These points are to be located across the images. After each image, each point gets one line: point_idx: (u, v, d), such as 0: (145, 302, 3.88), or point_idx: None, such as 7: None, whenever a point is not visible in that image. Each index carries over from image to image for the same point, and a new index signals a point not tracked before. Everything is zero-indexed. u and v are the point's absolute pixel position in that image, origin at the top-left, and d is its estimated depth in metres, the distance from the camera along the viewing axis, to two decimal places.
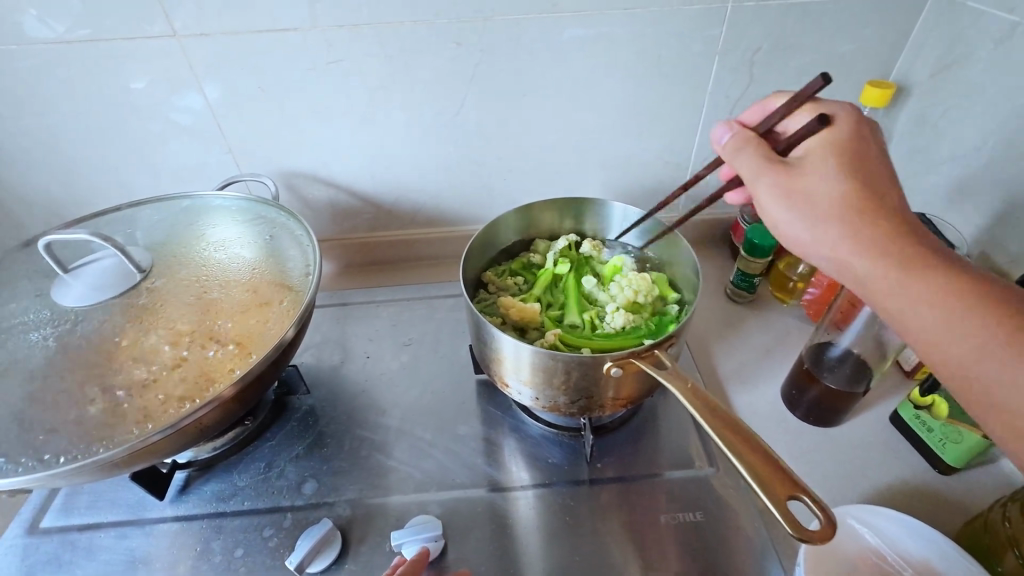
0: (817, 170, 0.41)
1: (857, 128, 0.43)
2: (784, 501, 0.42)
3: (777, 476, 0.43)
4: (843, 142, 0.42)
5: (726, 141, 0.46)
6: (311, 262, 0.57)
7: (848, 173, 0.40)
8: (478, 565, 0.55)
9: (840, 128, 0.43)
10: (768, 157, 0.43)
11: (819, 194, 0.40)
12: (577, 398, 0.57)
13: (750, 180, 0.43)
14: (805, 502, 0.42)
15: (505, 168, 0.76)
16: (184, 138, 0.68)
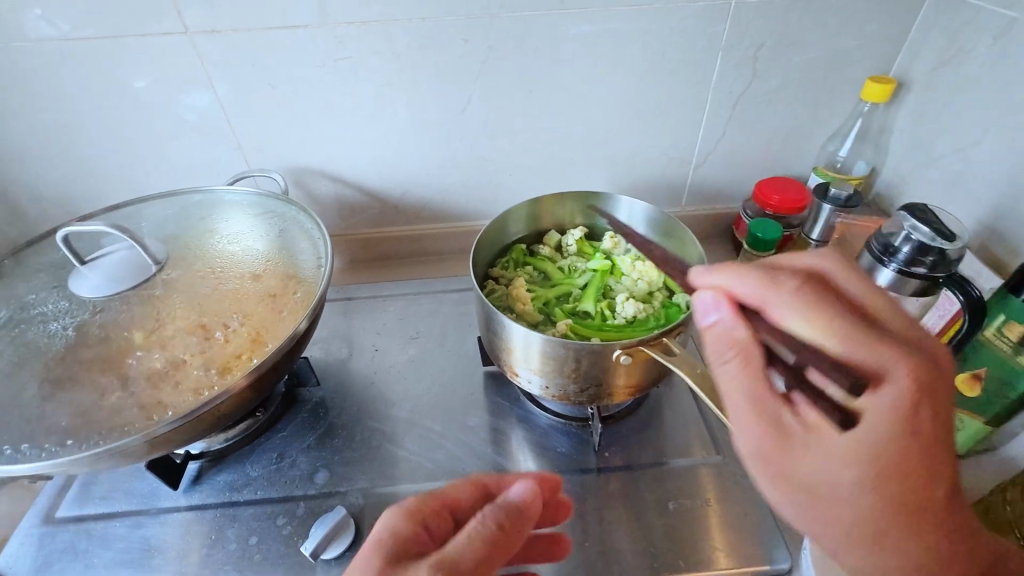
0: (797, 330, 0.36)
1: (914, 348, 0.34)
2: None
3: None
4: (868, 347, 0.33)
5: (713, 321, 0.38)
6: (322, 257, 0.59)
7: (872, 477, 0.32)
8: None
9: (889, 384, 0.32)
10: (754, 375, 0.35)
11: (836, 441, 0.32)
12: (586, 391, 0.54)
13: (729, 391, 0.36)
14: None
15: (510, 164, 0.81)
16: (194, 134, 0.73)
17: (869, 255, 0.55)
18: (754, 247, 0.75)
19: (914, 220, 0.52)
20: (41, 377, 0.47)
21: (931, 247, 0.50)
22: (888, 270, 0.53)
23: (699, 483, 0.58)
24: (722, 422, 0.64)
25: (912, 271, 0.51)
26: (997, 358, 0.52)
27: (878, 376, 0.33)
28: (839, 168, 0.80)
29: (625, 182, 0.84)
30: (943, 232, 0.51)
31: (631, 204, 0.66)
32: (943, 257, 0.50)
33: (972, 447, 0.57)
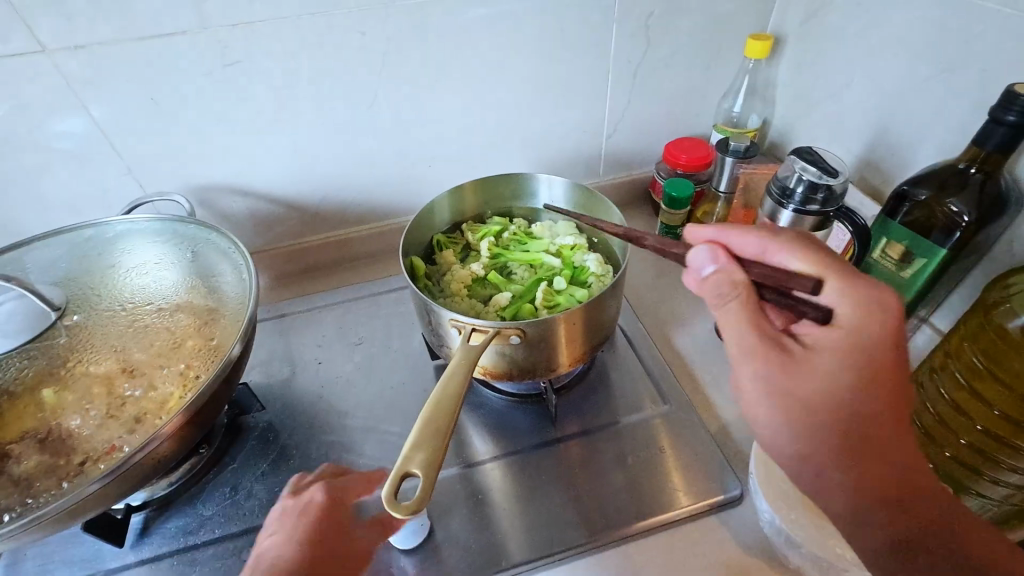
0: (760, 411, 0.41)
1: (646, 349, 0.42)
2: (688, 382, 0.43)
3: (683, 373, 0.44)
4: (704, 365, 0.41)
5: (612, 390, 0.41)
6: (245, 276, 0.55)
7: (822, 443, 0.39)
8: (467, 541, 0.55)
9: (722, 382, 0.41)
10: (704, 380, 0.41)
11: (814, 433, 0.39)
12: (535, 368, 0.55)
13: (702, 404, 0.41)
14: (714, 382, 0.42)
15: (429, 156, 0.80)
16: (74, 164, 0.67)
17: (772, 200, 0.60)
18: (670, 207, 0.79)
19: (803, 163, 0.58)
20: None
21: (820, 184, 0.56)
22: (788, 212, 0.58)
23: (652, 433, 0.62)
24: (664, 373, 0.68)
25: (808, 210, 0.57)
26: (883, 276, 0.59)
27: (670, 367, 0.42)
28: (736, 122, 0.86)
29: (544, 160, 0.86)
30: (828, 170, 0.57)
31: (552, 180, 0.67)
32: (831, 193, 0.56)
33: None
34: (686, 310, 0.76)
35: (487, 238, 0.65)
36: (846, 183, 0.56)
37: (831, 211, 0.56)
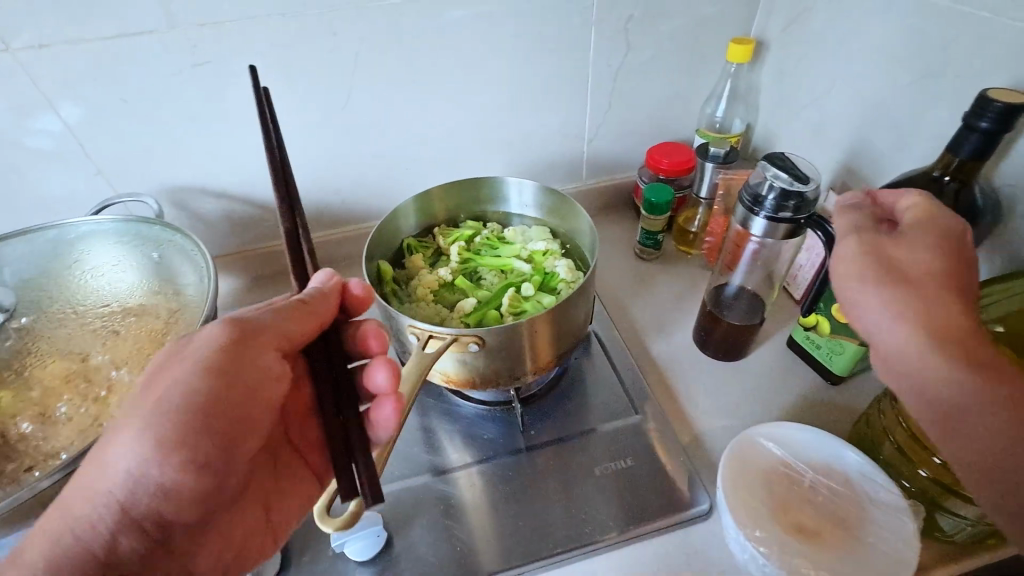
0: (869, 313, 0.38)
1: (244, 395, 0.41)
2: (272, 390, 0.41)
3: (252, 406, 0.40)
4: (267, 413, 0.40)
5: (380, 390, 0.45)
6: (204, 280, 0.54)
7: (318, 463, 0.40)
8: (427, 553, 0.53)
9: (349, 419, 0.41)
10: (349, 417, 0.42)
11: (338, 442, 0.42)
12: (498, 377, 0.54)
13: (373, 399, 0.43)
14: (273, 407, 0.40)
15: (405, 160, 0.79)
16: (43, 164, 0.66)
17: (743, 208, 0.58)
18: (650, 213, 0.78)
19: (775, 169, 0.56)
20: None
21: (791, 192, 0.54)
22: (759, 220, 0.56)
23: (620, 443, 0.61)
24: (637, 382, 0.66)
25: (778, 218, 0.55)
26: None
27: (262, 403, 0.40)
28: (719, 128, 0.84)
29: (524, 165, 0.85)
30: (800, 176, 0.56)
31: (524, 183, 0.65)
32: (803, 201, 0.54)
33: (855, 367, 0.63)
34: (663, 317, 0.75)
35: (457, 242, 0.64)
36: (817, 189, 0.54)
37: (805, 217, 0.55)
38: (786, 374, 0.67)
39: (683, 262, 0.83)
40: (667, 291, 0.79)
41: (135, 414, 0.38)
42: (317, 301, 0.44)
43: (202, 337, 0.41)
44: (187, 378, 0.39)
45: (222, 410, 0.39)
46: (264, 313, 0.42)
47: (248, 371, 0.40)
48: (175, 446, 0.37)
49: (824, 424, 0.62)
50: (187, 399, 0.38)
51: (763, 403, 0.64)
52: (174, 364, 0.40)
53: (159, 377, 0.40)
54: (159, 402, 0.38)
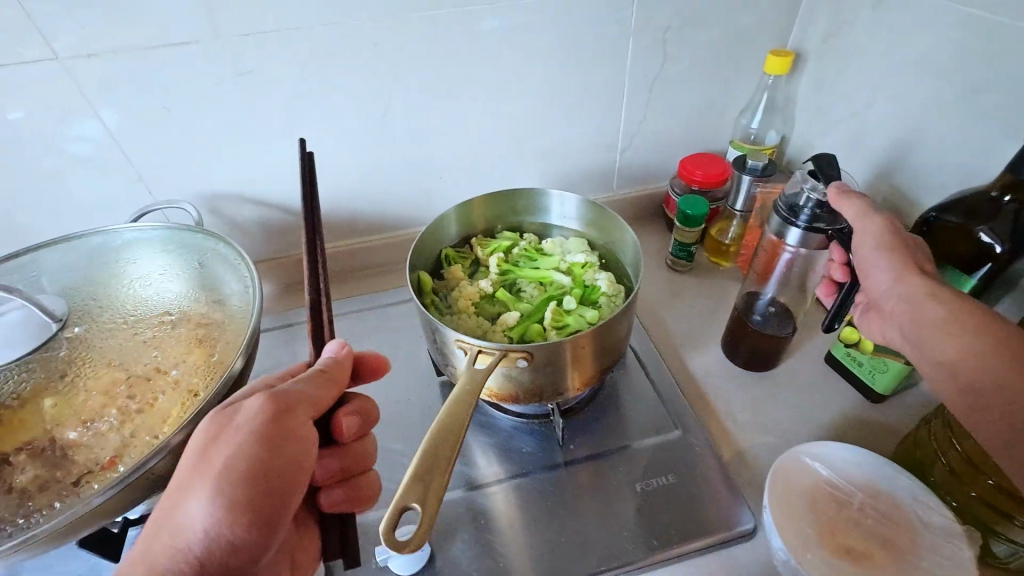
0: (874, 272, 0.48)
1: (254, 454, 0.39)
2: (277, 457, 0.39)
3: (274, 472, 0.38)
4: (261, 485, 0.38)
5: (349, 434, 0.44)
6: (249, 289, 0.55)
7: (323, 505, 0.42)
8: (468, 568, 0.53)
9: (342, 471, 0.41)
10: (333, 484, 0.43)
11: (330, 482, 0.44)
12: (543, 392, 0.53)
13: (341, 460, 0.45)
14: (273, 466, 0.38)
15: (440, 169, 0.79)
16: (86, 171, 0.67)
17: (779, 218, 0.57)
18: (685, 225, 0.78)
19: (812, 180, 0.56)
20: None
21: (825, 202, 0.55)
22: (796, 229, 0.56)
23: (659, 459, 0.60)
24: (674, 397, 0.66)
25: (817, 227, 0.54)
26: None
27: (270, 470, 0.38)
28: (754, 139, 0.84)
29: (557, 174, 0.85)
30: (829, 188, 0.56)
31: (564, 196, 0.65)
32: (838, 213, 0.54)
33: (897, 386, 0.62)
34: (698, 331, 0.74)
35: (497, 253, 0.64)
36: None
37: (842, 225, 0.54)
38: (826, 391, 0.66)
39: (715, 274, 0.82)
40: (701, 304, 0.78)
41: (194, 492, 0.38)
42: (335, 369, 0.42)
43: (249, 409, 0.40)
44: (239, 453, 0.38)
45: (272, 482, 0.38)
46: (296, 385, 0.41)
47: (293, 448, 0.39)
48: (235, 516, 0.37)
49: (866, 444, 0.61)
50: (239, 473, 0.38)
51: (803, 420, 0.63)
52: (223, 442, 0.39)
53: (210, 456, 0.39)
54: (217, 480, 0.38)
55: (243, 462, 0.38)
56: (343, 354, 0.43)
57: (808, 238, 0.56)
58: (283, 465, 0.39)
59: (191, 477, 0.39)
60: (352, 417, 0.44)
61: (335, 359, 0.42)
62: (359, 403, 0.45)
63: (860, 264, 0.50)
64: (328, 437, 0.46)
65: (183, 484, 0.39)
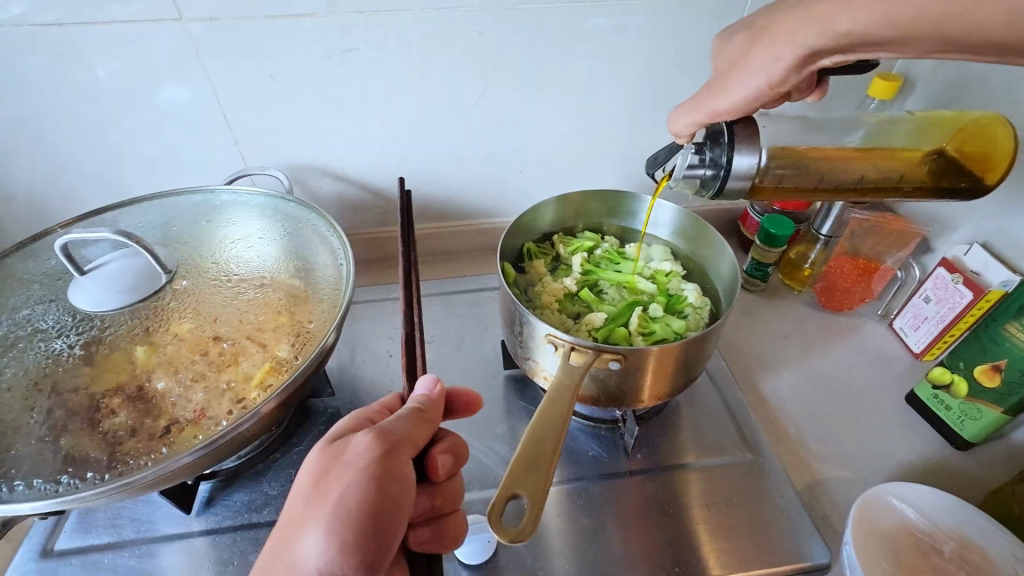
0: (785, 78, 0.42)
1: (358, 495, 0.36)
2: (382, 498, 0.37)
3: (378, 517, 0.36)
4: (367, 530, 0.36)
5: (444, 474, 0.43)
6: (342, 263, 0.55)
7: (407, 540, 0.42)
8: (531, 567, 0.52)
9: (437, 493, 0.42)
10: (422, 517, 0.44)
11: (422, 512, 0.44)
12: (623, 397, 0.53)
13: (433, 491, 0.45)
14: (379, 510, 0.37)
15: (522, 162, 0.79)
16: (186, 130, 0.68)
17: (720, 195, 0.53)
18: (767, 244, 0.76)
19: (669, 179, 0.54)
20: (57, 406, 0.45)
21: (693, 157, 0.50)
22: (735, 174, 0.50)
23: (727, 481, 0.59)
24: (746, 419, 0.64)
25: (728, 157, 0.49)
26: (1019, 352, 0.53)
27: (377, 513, 0.36)
28: None
29: (635, 179, 0.84)
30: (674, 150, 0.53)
31: (658, 203, 0.64)
32: (713, 138, 0.50)
33: (988, 434, 0.59)
34: (772, 353, 0.72)
35: (580, 253, 0.64)
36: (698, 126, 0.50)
37: (726, 138, 0.49)
38: (906, 432, 0.63)
39: (790, 297, 0.80)
40: (775, 326, 0.76)
41: (307, 526, 0.37)
42: (431, 409, 0.41)
43: (353, 447, 0.39)
44: (349, 492, 0.37)
45: (380, 521, 0.36)
46: (395, 422, 0.40)
47: (396, 487, 0.38)
48: (345, 555, 0.35)
49: (950, 490, 0.58)
50: (348, 511, 0.36)
51: (881, 459, 0.61)
52: (333, 478, 0.38)
53: (322, 490, 0.38)
54: (329, 517, 0.36)
55: (349, 504, 0.36)
56: (434, 393, 0.42)
57: (746, 149, 0.49)
58: (387, 508, 0.37)
59: (304, 512, 0.38)
60: (446, 455, 0.43)
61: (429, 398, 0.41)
62: (452, 441, 0.44)
63: (744, 108, 0.46)
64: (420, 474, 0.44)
65: (294, 522, 0.38)
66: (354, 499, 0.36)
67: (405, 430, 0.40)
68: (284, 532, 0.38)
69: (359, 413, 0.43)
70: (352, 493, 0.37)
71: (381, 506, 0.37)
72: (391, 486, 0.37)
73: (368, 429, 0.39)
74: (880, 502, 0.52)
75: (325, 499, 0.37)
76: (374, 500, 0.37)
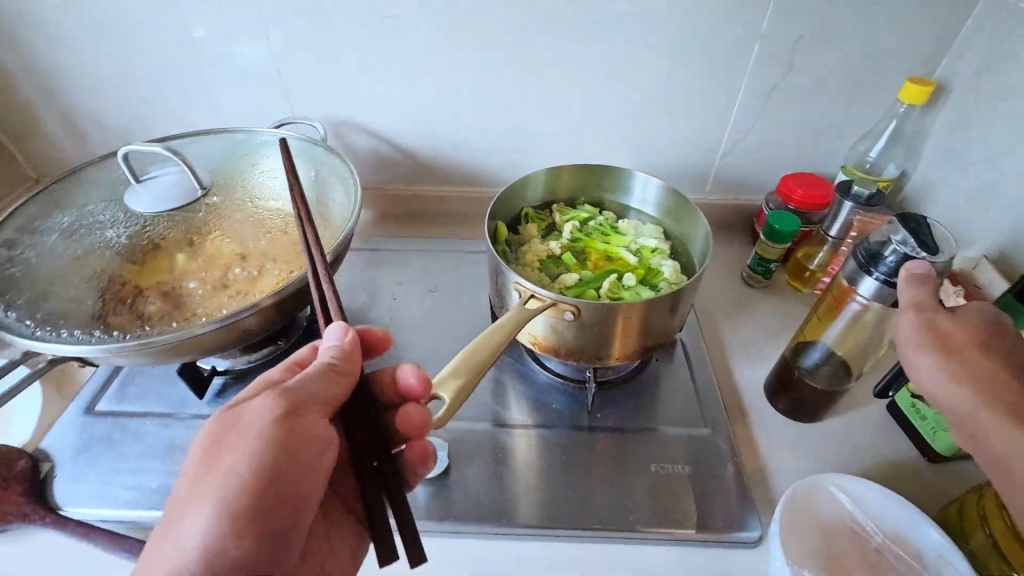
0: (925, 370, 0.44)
1: (260, 460, 0.37)
2: (286, 464, 0.37)
3: (283, 482, 0.37)
4: (268, 495, 0.36)
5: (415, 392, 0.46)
6: (351, 202, 0.62)
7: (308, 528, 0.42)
8: (479, 491, 0.58)
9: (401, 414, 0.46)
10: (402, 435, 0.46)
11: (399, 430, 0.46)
12: (583, 352, 0.56)
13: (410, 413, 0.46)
14: (285, 474, 0.37)
15: (540, 137, 0.83)
16: (246, 79, 0.78)
17: (861, 248, 0.55)
18: (769, 239, 0.76)
19: (905, 232, 0.51)
20: (101, 281, 0.55)
21: (915, 260, 0.49)
22: (871, 280, 0.53)
23: (682, 448, 0.61)
24: (715, 400, 0.66)
25: (897, 279, 0.50)
26: None
27: (281, 477, 0.37)
28: (867, 169, 0.79)
29: (652, 165, 0.86)
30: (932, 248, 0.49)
31: (646, 179, 0.68)
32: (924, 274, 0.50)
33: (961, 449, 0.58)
34: (757, 346, 0.73)
35: (572, 221, 0.67)
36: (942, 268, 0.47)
37: (904, 288, 0.51)
38: (877, 437, 0.62)
39: (790, 297, 0.80)
40: (765, 322, 0.77)
41: (195, 501, 0.36)
42: (341, 365, 0.42)
43: (253, 412, 0.39)
44: (250, 456, 0.37)
45: (285, 486, 0.37)
46: (301, 380, 0.40)
47: (305, 447, 0.38)
48: (242, 525, 0.35)
49: (908, 496, 0.57)
50: (249, 477, 0.36)
51: (842, 457, 0.61)
52: (231, 445, 0.37)
53: (216, 459, 0.37)
54: (226, 486, 0.36)
55: (251, 471, 0.36)
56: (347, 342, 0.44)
57: (881, 294, 0.53)
58: (295, 471, 0.38)
59: (198, 479, 0.37)
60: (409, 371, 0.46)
61: (341, 350, 0.43)
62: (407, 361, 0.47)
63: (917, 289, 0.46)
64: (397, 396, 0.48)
65: (185, 498, 0.36)
66: (255, 466, 0.36)
67: (311, 388, 0.40)
68: (168, 512, 0.36)
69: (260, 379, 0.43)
70: (252, 460, 0.36)
71: (284, 470, 0.37)
72: (298, 448, 0.38)
73: (269, 392, 0.40)
74: (815, 487, 0.53)
75: (224, 466, 0.36)
76: (279, 464, 0.37)
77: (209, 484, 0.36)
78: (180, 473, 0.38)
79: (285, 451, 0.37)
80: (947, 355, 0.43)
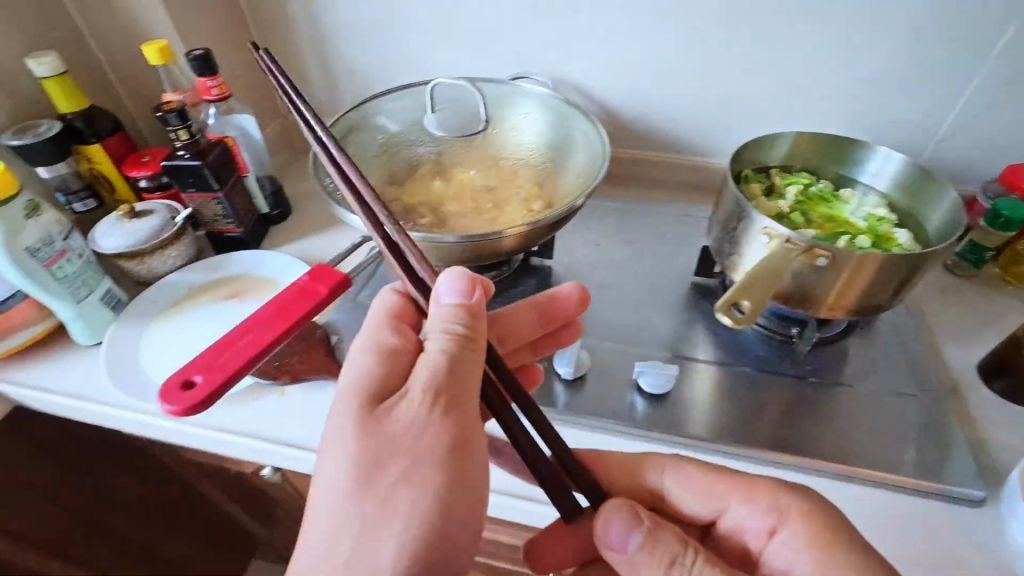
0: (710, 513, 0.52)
1: (427, 468, 0.41)
2: (450, 465, 0.42)
3: (451, 484, 0.42)
4: (443, 500, 0.41)
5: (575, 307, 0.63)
6: (599, 158, 0.70)
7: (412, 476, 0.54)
8: (696, 413, 0.63)
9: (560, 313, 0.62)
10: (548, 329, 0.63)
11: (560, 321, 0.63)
12: (813, 299, 0.60)
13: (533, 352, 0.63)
14: (449, 476, 0.42)
15: (748, 108, 0.87)
16: (488, 36, 0.88)
17: None
18: (991, 226, 0.75)
19: None
20: None
21: None
22: None
23: (891, 405, 0.64)
24: (925, 372, 0.67)
25: None
26: None
27: (445, 480, 0.41)
28: None
29: None
30: None
31: (888, 154, 0.69)
32: None
33: None
34: (966, 330, 0.72)
35: (796, 184, 0.71)
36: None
37: None
38: None
39: (1001, 290, 0.78)
40: (974, 309, 0.76)
41: (376, 525, 0.40)
42: (475, 336, 0.44)
43: (406, 418, 0.42)
44: (411, 516, 0.40)
45: (449, 541, 0.41)
46: (442, 354, 0.43)
47: (464, 451, 0.43)
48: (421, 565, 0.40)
49: None
50: (414, 543, 0.40)
51: None
52: (389, 505, 0.40)
53: (379, 489, 0.40)
54: (404, 532, 0.40)
55: (423, 481, 0.41)
56: (476, 304, 0.46)
57: None
58: (457, 467, 0.42)
59: (368, 499, 0.40)
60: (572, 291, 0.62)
61: (474, 322, 0.45)
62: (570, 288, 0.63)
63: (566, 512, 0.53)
64: (539, 328, 0.61)
65: (354, 518, 0.40)
66: (421, 480, 0.41)
67: (456, 381, 0.43)
68: (340, 524, 0.40)
69: (372, 341, 0.46)
70: (419, 493, 0.40)
71: (445, 469, 0.41)
72: (422, 435, 0.42)
73: (416, 403, 0.42)
74: None
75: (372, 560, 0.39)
76: (436, 467, 0.41)
77: (387, 508, 0.40)
78: (331, 484, 0.41)
79: (431, 449, 0.41)
80: (824, 541, 0.46)
